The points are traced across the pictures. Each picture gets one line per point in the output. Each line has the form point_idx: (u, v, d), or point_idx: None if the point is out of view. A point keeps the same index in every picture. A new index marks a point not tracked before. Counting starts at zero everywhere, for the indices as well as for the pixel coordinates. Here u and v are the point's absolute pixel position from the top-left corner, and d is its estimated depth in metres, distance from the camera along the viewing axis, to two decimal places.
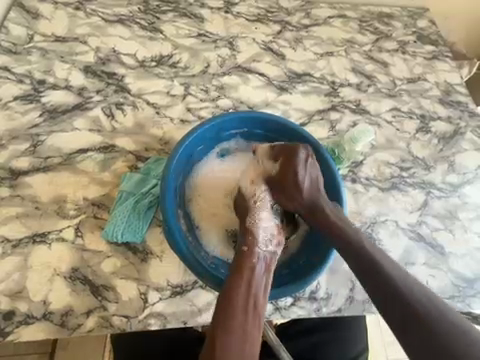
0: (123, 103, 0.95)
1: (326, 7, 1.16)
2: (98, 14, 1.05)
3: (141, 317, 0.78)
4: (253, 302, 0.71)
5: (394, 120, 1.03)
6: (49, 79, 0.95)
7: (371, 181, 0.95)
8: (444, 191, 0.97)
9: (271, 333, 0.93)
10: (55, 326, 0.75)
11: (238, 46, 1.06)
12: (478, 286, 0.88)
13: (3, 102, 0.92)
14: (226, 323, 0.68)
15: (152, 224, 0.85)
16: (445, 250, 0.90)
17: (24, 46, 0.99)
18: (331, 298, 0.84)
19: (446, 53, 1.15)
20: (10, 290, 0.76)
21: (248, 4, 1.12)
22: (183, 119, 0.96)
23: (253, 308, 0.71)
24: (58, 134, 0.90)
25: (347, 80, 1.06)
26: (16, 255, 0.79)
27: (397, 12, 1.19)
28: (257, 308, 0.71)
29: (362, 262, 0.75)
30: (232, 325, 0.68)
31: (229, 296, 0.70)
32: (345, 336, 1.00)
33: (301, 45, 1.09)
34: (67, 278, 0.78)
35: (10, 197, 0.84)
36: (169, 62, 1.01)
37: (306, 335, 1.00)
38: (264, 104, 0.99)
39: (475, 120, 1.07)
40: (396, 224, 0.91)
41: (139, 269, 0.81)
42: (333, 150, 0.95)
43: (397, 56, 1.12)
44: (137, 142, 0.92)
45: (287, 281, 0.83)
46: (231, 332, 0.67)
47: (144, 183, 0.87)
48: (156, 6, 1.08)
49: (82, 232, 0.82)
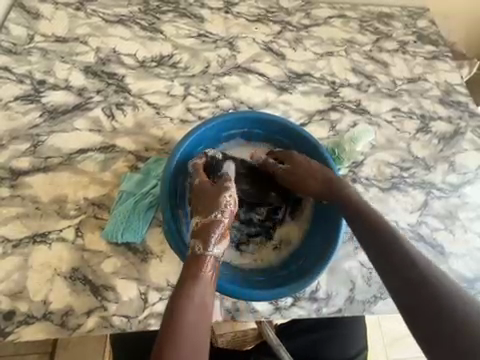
0: (123, 103, 0.95)
1: (326, 7, 1.16)
2: (98, 14, 1.05)
3: (141, 317, 0.78)
4: (202, 307, 0.64)
5: (394, 120, 1.03)
6: (49, 79, 0.96)
7: (371, 181, 0.95)
8: (444, 191, 0.97)
9: (271, 332, 0.94)
10: (56, 326, 0.75)
11: (238, 46, 1.06)
12: (478, 286, 0.88)
13: (4, 102, 0.92)
14: (174, 330, 0.60)
15: (152, 224, 0.85)
16: (445, 250, 0.90)
17: (24, 47, 0.99)
18: (331, 298, 0.84)
19: (446, 53, 1.15)
20: (10, 290, 0.76)
21: (248, 4, 1.12)
22: (183, 120, 0.96)
23: (199, 315, 0.63)
24: (59, 134, 0.90)
25: (348, 80, 1.06)
26: (17, 255, 0.79)
27: (397, 12, 1.19)
28: (205, 313, 0.64)
29: (383, 248, 0.70)
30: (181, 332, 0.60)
31: (179, 291, 0.65)
32: (346, 337, 1.00)
33: (301, 45, 1.09)
34: (67, 278, 0.78)
35: (10, 197, 0.84)
36: (169, 62, 1.01)
37: (306, 335, 1.00)
38: (264, 104, 1.00)
39: (475, 120, 1.07)
40: (396, 224, 0.91)
41: (139, 269, 0.81)
42: (333, 150, 0.95)
43: (397, 56, 1.12)
44: (137, 142, 0.92)
45: (289, 279, 0.83)
46: (174, 328, 0.60)
47: (145, 183, 0.87)
48: (156, 6, 1.08)
49: (82, 233, 0.82)
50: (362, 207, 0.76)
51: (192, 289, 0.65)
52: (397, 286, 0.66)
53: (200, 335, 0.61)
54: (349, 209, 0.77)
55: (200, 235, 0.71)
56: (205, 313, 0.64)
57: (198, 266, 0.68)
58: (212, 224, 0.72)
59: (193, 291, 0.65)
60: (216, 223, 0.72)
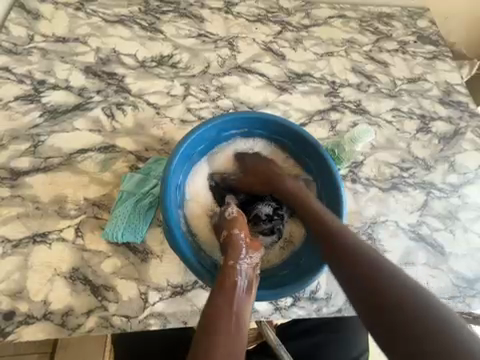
0: (123, 103, 0.95)
1: (326, 7, 1.16)
2: (99, 14, 1.05)
3: (141, 317, 0.78)
4: (237, 316, 0.66)
5: (394, 120, 1.03)
6: (49, 79, 0.96)
7: (371, 181, 0.95)
8: (444, 191, 0.97)
9: (271, 333, 0.93)
10: (56, 326, 0.75)
11: (238, 46, 1.06)
12: (478, 287, 0.88)
13: (4, 102, 0.93)
14: (210, 334, 0.61)
15: (152, 224, 0.85)
16: (445, 250, 0.90)
17: (24, 47, 0.99)
18: (331, 298, 0.84)
19: (446, 53, 1.15)
20: (10, 290, 0.76)
21: (248, 4, 1.13)
22: (183, 120, 0.96)
23: (235, 323, 0.64)
24: (59, 134, 0.90)
25: (348, 80, 1.06)
26: (17, 255, 0.79)
27: (397, 12, 1.19)
28: (241, 322, 0.65)
29: (344, 254, 0.70)
30: (216, 329, 0.62)
31: (214, 298, 0.67)
32: (346, 339, 1.00)
33: (301, 45, 1.09)
34: (67, 278, 0.78)
35: (10, 197, 0.84)
36: (169, 62, 1.01)
37: (306, 336, 1.00)
38: (264, 104, 1.00)
39: (475, 120, 1.07)
40: (396, 224, 0.91)
41: (139, 269, 0.81)
42: (333, 150, 0.95)
43: (397, 56, 1.12)
44: (137, 142, 0.92)
45: (289, 279, 0.83)
46: (208, 334, 0.61)
47: (145, 183, 0.87)
48: (156, 6, 1.08)
49: (82, 233, 0.82)
50: (337, 233, 0.74)
51: (228, 299, 0.67)
52: (361, 300, 0.64)
53: (237, 340, 0.62)
54: (325, 236, 0.75)
55: (233, 252, 0.74)
56: (239, 320, 0.65)
57: (231, 278, 0.70)
58: (235, 244, 0.76)
59: (226, 300, 0.67)
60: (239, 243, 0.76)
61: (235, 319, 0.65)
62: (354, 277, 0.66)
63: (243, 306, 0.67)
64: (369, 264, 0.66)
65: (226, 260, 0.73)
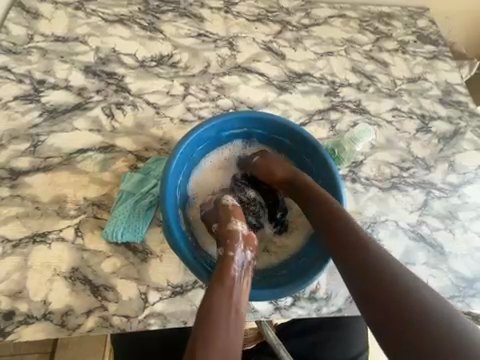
0: (123, 103, 0.95)
1: (326, 7, 1.16)
2: (98, 14, 1.05)
3: (141, 317, 0.78)
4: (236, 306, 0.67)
5: (394, 119, 1.03)
6: (49, 79, 0.95)
7: (371, 181, 0.95)
8: (444, 191, 0.97)
9: (271, 333, 0.92)
10: (56, 326, 0.75)
11: (238, 46, 1.06)
12: (478, 287, 0.88)
13: (3, 102, 0.92)
14: (210, 312, 0.64)
15: (151, 224, 0.86)
16: (445, 250, 0.90)
17: (24, 46, 0.99)
18: (331, 298, 0.85)
19: (446, 53, 1.15)
20: (10, 290, 0.76)
21: (248, 3, 1.12)
22: (183, 119, 0.96)
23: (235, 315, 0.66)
24: (58, 134, 0.90)
25: (347, 80, 1.06)
26: (16, 255, 0.79)
27: (397, 12, 1.19)
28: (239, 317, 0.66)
29: (352, 243, 0.73)
30: (214, 316, 0.64)
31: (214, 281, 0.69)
32: (347, 335, 1.00)
33: (301, 45, 1.09)
34: (67, 278, 0.78)
35: (10, 197, 0.84)
36: (168, 62, 1.01)
37: (306, 335, 1.00)
38: (264, 104, 0.99)
39: (475, 119, 1.07)
40: (396, 224, 0.91)
41: (139, 269, 0.81)
42: (333, 150, 0.94)
43: (397, 56, 1.12)
44: (137, 141, 0.92)
45: (289, 279, 0.82)
46: (207, 313, 0.64)
47: (145, 182, 0.87)
48: (156, 6, 1.08)
49: (82, 232, 0.82)
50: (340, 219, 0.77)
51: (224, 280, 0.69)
52: (369, 281, 0.69)
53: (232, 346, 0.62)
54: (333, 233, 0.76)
55: (231, 242, 0.75)
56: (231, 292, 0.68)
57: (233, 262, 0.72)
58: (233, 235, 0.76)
59: (227, 284, 0.68)
60: (235, 233, 0.76)
61: (231, 312, 0.66)
62: (370, 268, 0.70)
63: (240, 300, 0.68)
64: (381, 263, 0.70)
65: (226, 250, 0.73)
